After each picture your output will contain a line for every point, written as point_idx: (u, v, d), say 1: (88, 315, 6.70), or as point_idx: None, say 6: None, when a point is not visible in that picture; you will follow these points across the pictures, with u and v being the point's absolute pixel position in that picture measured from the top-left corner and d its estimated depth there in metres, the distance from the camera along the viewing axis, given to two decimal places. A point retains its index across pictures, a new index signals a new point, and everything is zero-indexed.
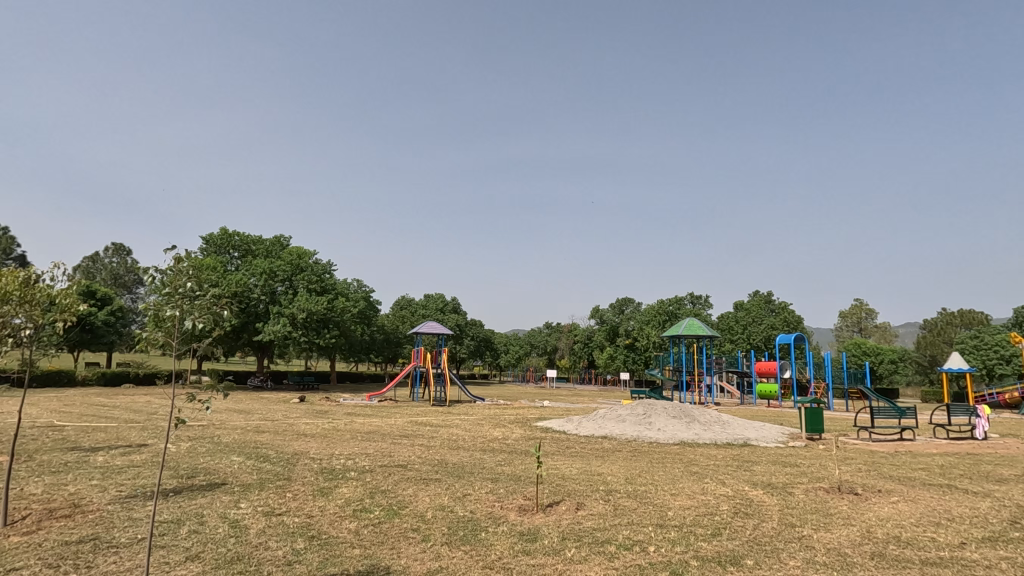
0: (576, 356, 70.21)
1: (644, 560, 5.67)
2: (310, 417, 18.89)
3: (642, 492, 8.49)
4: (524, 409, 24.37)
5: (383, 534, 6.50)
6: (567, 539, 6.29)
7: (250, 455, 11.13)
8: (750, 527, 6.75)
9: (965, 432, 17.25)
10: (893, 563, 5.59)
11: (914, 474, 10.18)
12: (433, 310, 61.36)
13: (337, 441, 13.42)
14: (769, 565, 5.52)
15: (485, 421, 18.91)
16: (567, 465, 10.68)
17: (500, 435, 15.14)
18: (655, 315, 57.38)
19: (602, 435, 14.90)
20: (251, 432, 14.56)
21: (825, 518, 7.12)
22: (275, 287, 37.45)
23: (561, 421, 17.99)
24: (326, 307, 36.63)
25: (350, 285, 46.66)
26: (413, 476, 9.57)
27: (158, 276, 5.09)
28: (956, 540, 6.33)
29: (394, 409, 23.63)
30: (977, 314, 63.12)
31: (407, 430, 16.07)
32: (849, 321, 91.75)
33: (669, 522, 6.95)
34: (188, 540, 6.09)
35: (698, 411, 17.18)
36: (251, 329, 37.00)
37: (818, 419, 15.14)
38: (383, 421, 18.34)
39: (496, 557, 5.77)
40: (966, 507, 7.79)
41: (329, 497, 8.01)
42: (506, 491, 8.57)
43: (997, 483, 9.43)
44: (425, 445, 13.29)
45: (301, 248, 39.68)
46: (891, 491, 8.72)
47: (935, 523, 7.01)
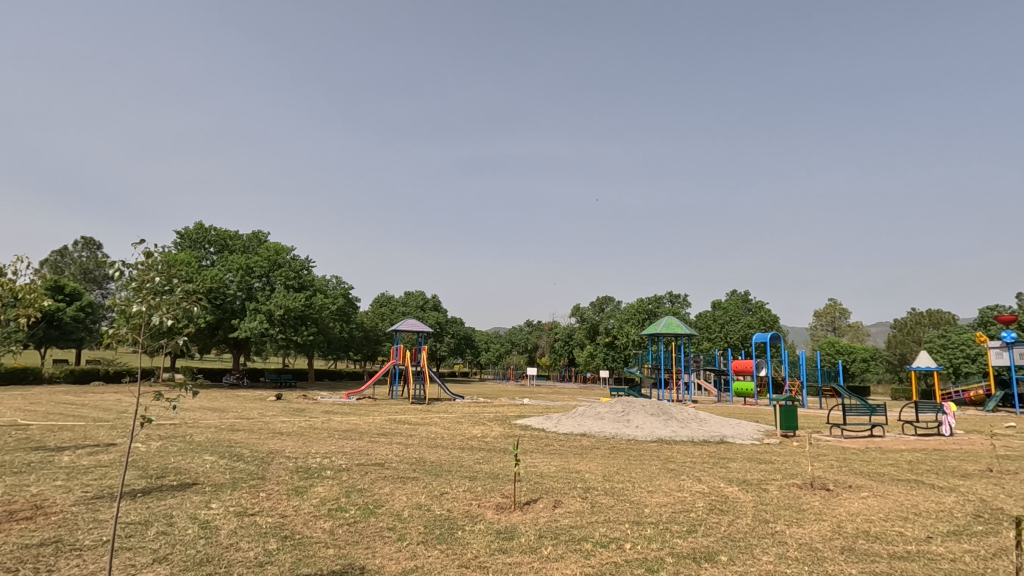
0: (557, 354, 70.43)
1: (620, 558, 5.68)
2: (286, 416, 18.56)
3: (620, 489, 8.53)
4: (503, 407, 24.30)
5: (358, 533, 6.40)
6: (544, 537, 6.29)
7: (223, 454, 10.91)
8: (725, 523, 6.81)
9: (931, 428, 17.75)
10: (862, 557, 5.71)
11: (884, 470, 10.40)
12: (414, 308, 61.14)
13: (314, 440, 13.18)
14: (743, 561, 5.57)
15: (465, 419, 18.82)
16: (545, 463, 10.69)
17: (478, 434, 15.04)
18: (634, 313, 57.82)
19: (581, 432, 14.94)
20: (223, 430, 14.26)
21: (797, 514, 7.23)
22: (252, 283, 36.75)
23: (541, 419, 18.02)
24: (304, 304, 36.21)
25: (328, 281, 45.99)
26: (390, 475, 9.47)
27: (126, 271, 4.90)
28: (923, 534, 6.49)
29: (372, 407, 23.37)
30: (944, 315, 65.00)
31: (384, 429, 15.91)
32: (824, 321, 93.82)
33: (645, 519, 6.99)
34: (155, 542, 5.92)
35: (676, 408, 17.35)
36: (227, 326, 36.18)
37: (792, 416, 15.40)
38: (361, 420, 18.10)
39: (472, 556, 5.73)
40: (933, 502, 8.00)
41: (304, 497, 7.88)
42: (484, 489, 8.52)
43: (963, 479, 9.68)
44: (403, 444, 13.18)
45: (279, 243, 39.16)
46: (861, 487, 8.90)
47: (903, 517, 7.17)
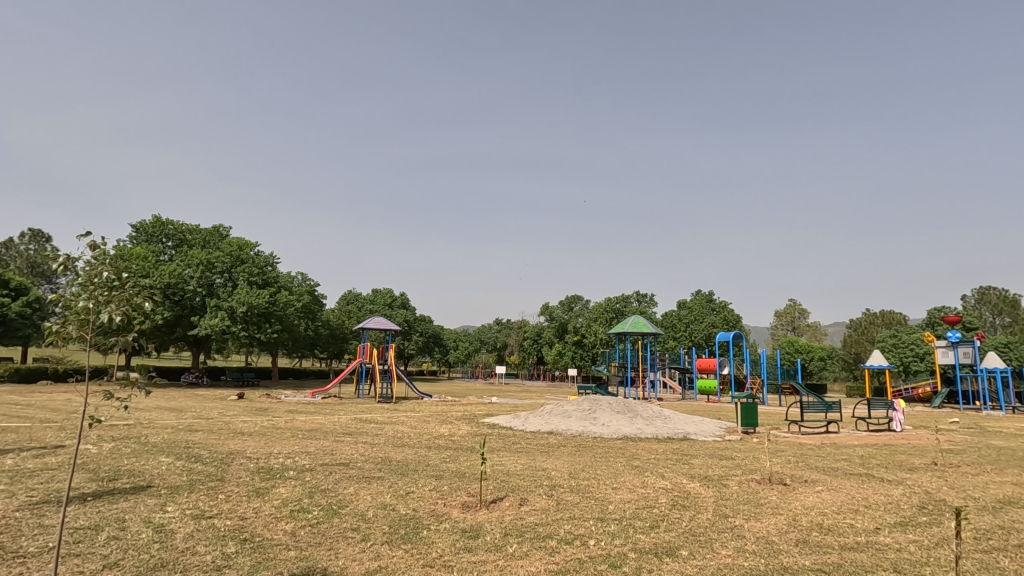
0: (525, 353, 70.61)
1: (584, 554, 5.76)
2: (249, 415, 18.12)
3: (585, 487, 8.63)
4: (471, 405, 24.24)
5: (320, 534, 6.30)
6: (510, 534, 6.31)
7: (179, 456, 10.54)
8: (687, 519, 6.98)
9: (882, 424, 18.53)
10: (815, 549, 5.93)
11: (838, 465, 10.83)
12: (381, 305, 60.54)
13: (276, 440, 12.90)
14: (703, 555, 5.71)
15: (431, 418, 18.71)
16: (512, 461, 10.74)
17: (445, 432, 14.98)
18: (602, 312, 58.48)
19: (549, 430, 15.05)
20: (181, 431, 13.83)
21: (756, 509, 7.45)
22: (213, 279, 35.63)
23: (508, 417, 18.09)
24: (267, 301, 35.43)
25: (293, 278, 45.12)
26: (354, 475, 9.34)
27: (73, 265, 4.70)
28: (872, 526, 6.78)
29: (338, 406, 23.03)
30: (896, 315, 68.06)
31: (350, 428, 15.68)
32: (784, 321, 96.85)
33: (609, 516, 7.10)
34: (106, 547, 5.70)
35: (641, 406, 17.63)
36: (186, 323, 34.99)
37: (752, 414, 15.84)
38: (327, 419, 17.82)
39: (436, 555, 5.71)
40: (881, 495, 8.37)
41: (265, 498, 7.72)
42: (450, 488, 8.48)
43: (910, 472, 10.14)
44: (368, 443, 13.02)
45: (242, 239, 38.15)
46: (816, 481, 9.23)
47: (854, 510, 7.47)
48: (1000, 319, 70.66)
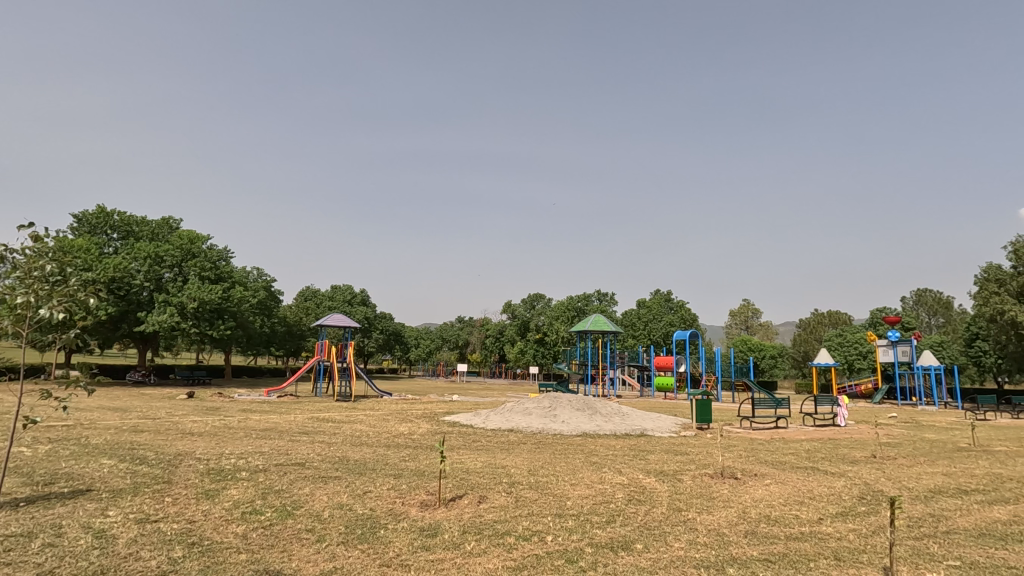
0: (487, 350, 70.51)
1: (541, 550, 5.81)
2: (199, 415, 17.48)
3: (544, 483, 8.71)
4: (432, 404, 24.08)
5: (273, 537, 6.14)
6: (468, 532, 6.32)
7: (122, 457, 10.06)
8: (642, 513, 7.14)
9: (827, 419, 19.42)
10: (762, 540, 6.17)
11: (785, 459, 11.30)
12: (340, 302, 59.38)
13: (228, 441, 12.49)
14: (657, 548, 5.87)
15: (391, 417, 18.50)
16: (472, 458, 10.75)
17: (404, 431, 14.83)
18: (563, 311, 59.02)
19: (509, 428, 15.10)
20: (126, 431, 13.22)
21: (708, 502, 7.68)
22: (162, 273, 34.13)
23: (468, 415, 18.08)
24: (220, 297, 34.20)
25: (248, 273, 43.75)
26: (310, 475, 9.14)
27: (11, 257, 4.45)
28: (815, 516, 7.10)
29: (294, 405, 22.46)
30: (842, 316, 71.51)
31: (306, 427, 15.34)
32: (738, 321, 100.17)
33: (567, 511, 7.19)
34: (40, 555, 5.40)
35: (601, 403, 17.91)
36: (132, 319, 33.45)
37: (706, 410, 16.33)
38: (282, 418, 17.36)
39: (394, 554, 5.66)
40: (825, 486, 8.78)
41: (215, 501, 7.45)
42: (409, 487, 8.41)
43: (851, 465, 10.69)
44: (325, 442, 12.77)
45: (193, 231, 36.61)
46: (765, 474, 9.61)
47: (799, 502, 7.80)
48: (934, 319, 75.05)
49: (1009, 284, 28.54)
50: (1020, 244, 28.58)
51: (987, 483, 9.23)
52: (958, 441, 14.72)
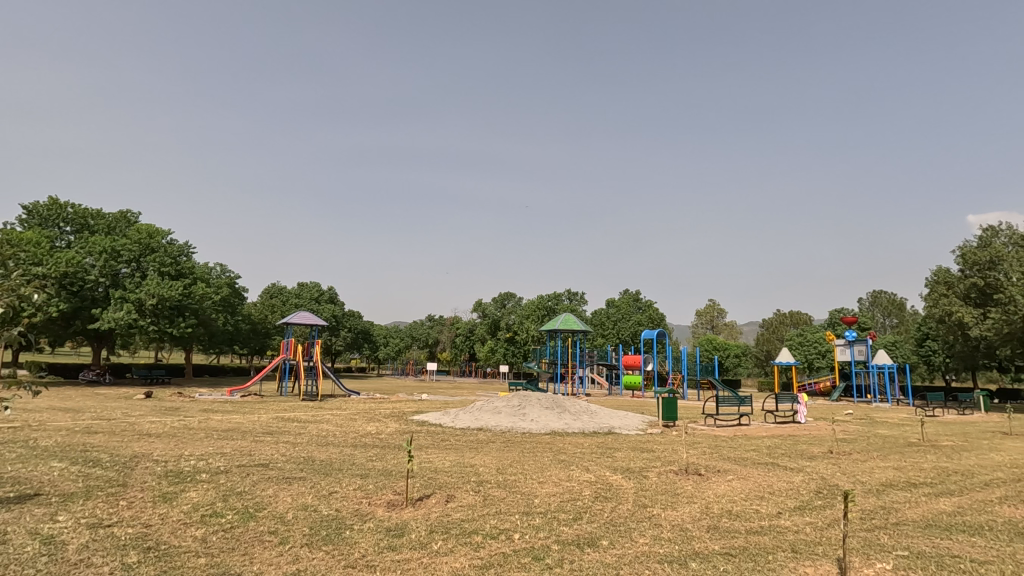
0: (457, 349, 70.17)
1: (508, 548, 5.83)
2: (158, 415, 16.90)
3: (512, 482, 8.74)
4: (400, 403, 23.84)
5: (234, 540, 5.99)
6: (435, 532, 6.29)
7: (74, 460, 9.65)
8: (608, 510, 7.23)
9: (787, 417, 20.02)
10: (724, 534, 6.33)
11: (746, 455, 11.62)
12: (307, 300, 58.25)
13: (187, 442, 12.11)
14: (622, 544, 5.96)
15: (358, 416, 18.26)
16: (440, 458, 10.70)
17: (372, 430, 14.65)
18: (534, 310, 59.28)
19: (478, 427, 15.08)
20: (78, 433, 12.68)
21: (672, 498, 7.84)
22: (118, 268, 32.85)
23: (437, 414, 17.98)
24: (181, 293, 33.13)
25: (211, 269, 42.51)
26: (274, 476, 8.94)
27: None
28: (774, 510, 7.33)
29: (258, 405, 21.91)
30: (803, 316, 73.93)
31: (271, 428, 15.01)
32: (704, 320, 102.37)
33: (534, 510, 7.23)
34: None
35: (569, 401, 18.06)
36: (86, 316, 32.11)
37: (672, 408, 16.65)
38: (246, 419, 16.92)
39: (359, 556, 5.59)
40: (784, 481, 9.07)
41: (173, 503, 7.23)
42: (376, 487, 8.33)
43: (809, 460, 11.05)
44: (290, 443, 12.52)
45: (152, 225, 35.36)
46: (728, 470, 9.85)
47: (760, 496, 8.03)
48: (889, 320, 78.20)
49: (956, 286, 29.97)
50: (967, 248, 30.00)
51: (934, 476, 9.70)
52: (908, 436, 15.39)
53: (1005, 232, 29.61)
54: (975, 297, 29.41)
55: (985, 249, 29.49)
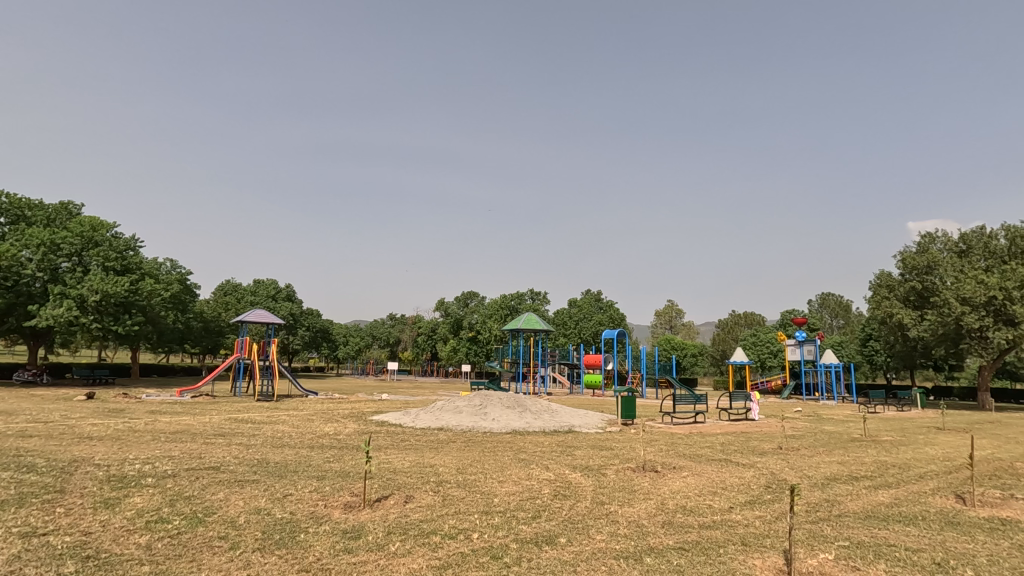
0: (419, 348, 69.44)
1: (467, 548, 5.82)
2: (100, 418, 16.08)
3: (472, 481, 8.74)
4: (360, 402, 23.48)
5: (181, 546, 5.77)
6: (393, 533, 6.22)
7: (5, 466, 9.08)
8: (567, 507, 7.31)
9: (740, 414, 20.71)
10: (678, 529, 6.50)
11: (701, 452, 11.95)
12: (263, 297, 56.61)
13: (132, 445, 11.57)
14: (579, 541, 6.04)
15: (316, 417, 17.86)
16: (399, 458, 10.57)
17: (330, 431, 14.37)
18: (497, 309, 59.36)
19: (439, 427, 14.97)
20: (12, 437, 11.95)
21: (629, 495, 7.99)
22: (58, 262, 31.10)
23: (397, 414, 17.75)
24: (127, 290, 31.63)
25: (160, 265, 40.78)
26: (225, 479, 8.65)
27: None
28: (726, 505, 7.56)
29: (209, 406, 21.11)
30: (756, 316, 76.62)
31: (223, 429, 14.51)
32: (663, 321, 104.75)
33: (493, 509, 7.24)
34: None
35: (530, 400, 18.16)
36: (22, 312, 30.26)
37: (631, 406, 16.98)
38: (196, 420, 16.29)
39: (314, 559, 5.48)
40: (736, 477, 9.38)
41: (115, 510, 6.90)
42: (332, 489, 8.17)
43: (759, 456, 11.48)
44: (243, 444, 12.13)
45: (95, 218, 33.66)
46: (683, 467, 10.11)
47: (713, 492, 8.27)
48: (836, 321, 81.83)
49: (897, 289, 31.65)
50: (907, 254, 31.65)
51: (874, 469, 10.22)
52: (852, 432, 16.16)
53: (941, 238, 31.34)
54: (913, 299, 31.12)
55: (924, 254, 31.02)
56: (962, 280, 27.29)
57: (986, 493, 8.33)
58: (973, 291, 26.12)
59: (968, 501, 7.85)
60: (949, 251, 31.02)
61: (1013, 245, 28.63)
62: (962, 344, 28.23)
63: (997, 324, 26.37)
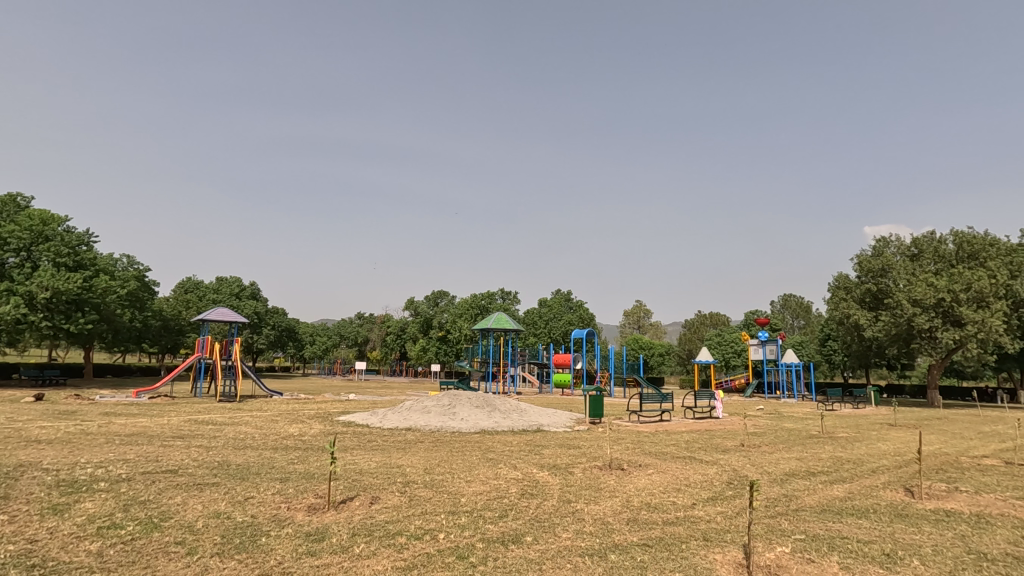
0: (388, 348, 68.63)
1: (433, 548, 5.80)
2: (50, 420, 15.38)
3: (440, 481, 8.69)
4: (326, 403, 23.11)
5: (135, 552, 5.58)
6: (357, 535, 6.13)
7: None
8: (534, 506, 7.34)
9: (704, 412, 21.19)
10: (642, 526, 6.61)
11: (666, 450, 12.16)
12: (226, 295, 55.08)
13: (84, 448, 11.10)
14: (545, 540, 6.07)
15: (280, 418, 17.49)
16: (365, 459, 10.43)
17: (294, 432, 14.06)
18: (467, 309, 59.18)
19: (407, 427, 14.84)
20: None
21: (595, 493, 8.08)
22: (5, 258, 29.62)
23: (364, 414, 17.52)
24: (80, 287, 30.33)
25: (115, 261, 39.21)
26: (183, 483, 8.37)
27: None
28: (689, 502, 7.72)
29: (168, 407, 20.44)
30: (721, 317, 78.55)
31: (182, 431, 14.07)
32: (631, 321, 106.26)
33: (460, 508, 7.23)
34: None
35: (499, 400, 18.16)
36: None
37: (599, 405, 17.19)
38: (153, 422, 15.75)
39: (275, 563, 5.36)
40: (700, 474, 9.59)
41: (65, 516, 6.61)
42: (296, 491, 8.01)
43: (722, 453, 11.74)
44: (203, 447, 11.77)
45: (46, 211, 32.21)
46: (648, 465, 10.28)
47: (677, 489, 8.44)
48: (797, 322, 84.43)
49: (853, 291, 32.86)
50: (863, 257, 32.89)
51: (830, 465, 10.59)
52: (810, 429, 16.73)
53: (894, 243, 32.70)
54: (869, 301, 32.39)
55: (878, 258, 32.34)
56: (914, 282, 28.55)
57: (933, 486, 8.73)
58: (923, 293, 27.33)
59: (917, 494, 8.22)
60: (902, 255, 32.41)
61: (960, 250, 30.09)
62: (913, 344, 29.53)
63: (945, 325, 27.66)
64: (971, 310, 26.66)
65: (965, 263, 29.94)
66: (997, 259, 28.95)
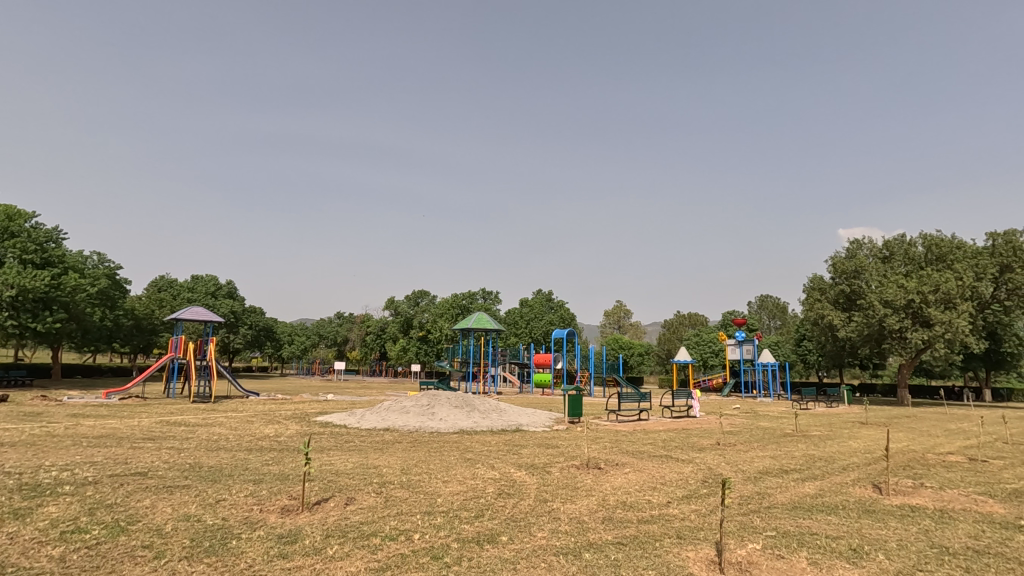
0: (367, 347, 67.95)
1: (407, 548, 5.76)
2: (14, 421, 14.93)
3: (416, 481, 8.65)
4: (303, 403, 22.83)
5: (101, 556, 5.45)
6: (331, 536, 6.07)
7: None
8: (511, 505, 7.36)
9: (682, 411, 21.38)
10: (617, 524, 6.66)
11: (643, 448, 12.27)
12: (201, 293, 54.02)
13: (48, 450, 10.80)
14: (520, 539, 6.08)
15: (256, 419, 17.19)
16: (341, 460, 10.32)
17: (270, 433, 13.82)
18: (448, 309, 58.92)
19: (384, 427, 14.72)
20: None
21: (571, 492, 8.13)
22: None
23: (341, 415, 17.33)
24: (48, 285, 29.50)
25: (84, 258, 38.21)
26: (152, 485, 8.19)
27: None
28: (664, 500, 7.80)
29: (139, 408, 19.98)
30: (699, 317, 79.59)
31: (154, 432, 13.79)
32: (611, 321, 107.13)
33: (436, 509, 7.19)
34: None
35: (478, 399, 18.12)
36: None
37: (578, 405, 17.30)
38: (124, 424, 15.35)
39: (246, 565, 5.28)
40: (675, 472, 9.69)
41: (26, 520, 6.42)
42: (269, 492, 7.90)
43: (698, 452, 11.86)
44: (174, 449, 11.50)
45: (11, 207, 31.27)
46: (625, 464, 10.35)
47: (653, 488, 8.50)
48: (773, 322, 85.93)
49: (828, 292, 33.46)
50: (837, 258, 33.52)
51: (803, 463, 10.78)
52: (784, 427, 17.02)
53: (867, 245, 33.43)
54: (842, 302, 33.06)
55: (852, 259, 32.94)
56: (885, 283, 29.26)
57: (900, 483, 8.95)
58: (893, 295, 27.99)
59: (884, 490, 8.40)
60: (874, 257, 33.15)
61: (929, 252, 30.93)
62: (884, 344, 30.24)
63: (915, 325, 28.41)
64: (939, 311, 27.44)
65: (933, 265, 30.79)
66: (964, 261, 29.76)
